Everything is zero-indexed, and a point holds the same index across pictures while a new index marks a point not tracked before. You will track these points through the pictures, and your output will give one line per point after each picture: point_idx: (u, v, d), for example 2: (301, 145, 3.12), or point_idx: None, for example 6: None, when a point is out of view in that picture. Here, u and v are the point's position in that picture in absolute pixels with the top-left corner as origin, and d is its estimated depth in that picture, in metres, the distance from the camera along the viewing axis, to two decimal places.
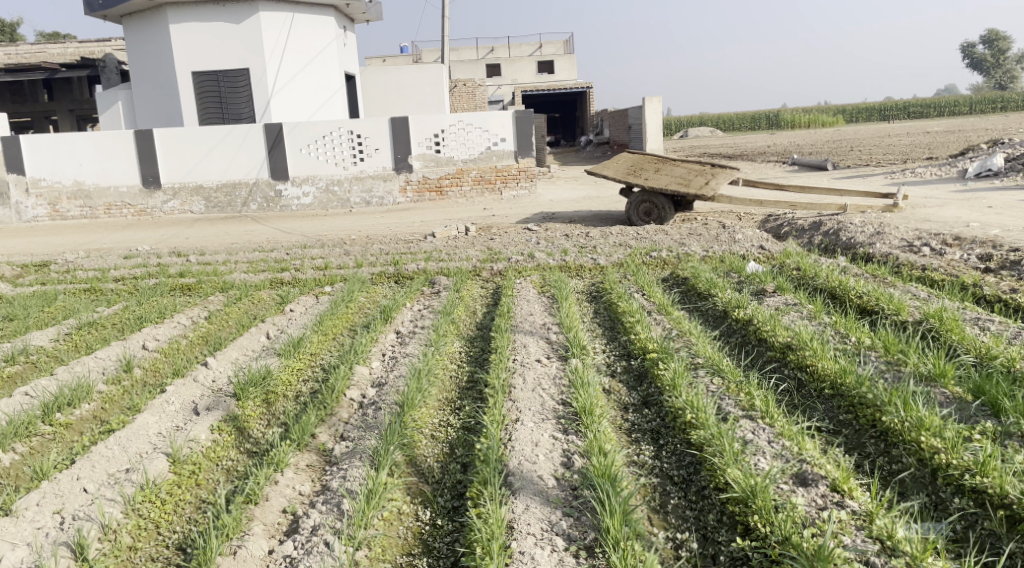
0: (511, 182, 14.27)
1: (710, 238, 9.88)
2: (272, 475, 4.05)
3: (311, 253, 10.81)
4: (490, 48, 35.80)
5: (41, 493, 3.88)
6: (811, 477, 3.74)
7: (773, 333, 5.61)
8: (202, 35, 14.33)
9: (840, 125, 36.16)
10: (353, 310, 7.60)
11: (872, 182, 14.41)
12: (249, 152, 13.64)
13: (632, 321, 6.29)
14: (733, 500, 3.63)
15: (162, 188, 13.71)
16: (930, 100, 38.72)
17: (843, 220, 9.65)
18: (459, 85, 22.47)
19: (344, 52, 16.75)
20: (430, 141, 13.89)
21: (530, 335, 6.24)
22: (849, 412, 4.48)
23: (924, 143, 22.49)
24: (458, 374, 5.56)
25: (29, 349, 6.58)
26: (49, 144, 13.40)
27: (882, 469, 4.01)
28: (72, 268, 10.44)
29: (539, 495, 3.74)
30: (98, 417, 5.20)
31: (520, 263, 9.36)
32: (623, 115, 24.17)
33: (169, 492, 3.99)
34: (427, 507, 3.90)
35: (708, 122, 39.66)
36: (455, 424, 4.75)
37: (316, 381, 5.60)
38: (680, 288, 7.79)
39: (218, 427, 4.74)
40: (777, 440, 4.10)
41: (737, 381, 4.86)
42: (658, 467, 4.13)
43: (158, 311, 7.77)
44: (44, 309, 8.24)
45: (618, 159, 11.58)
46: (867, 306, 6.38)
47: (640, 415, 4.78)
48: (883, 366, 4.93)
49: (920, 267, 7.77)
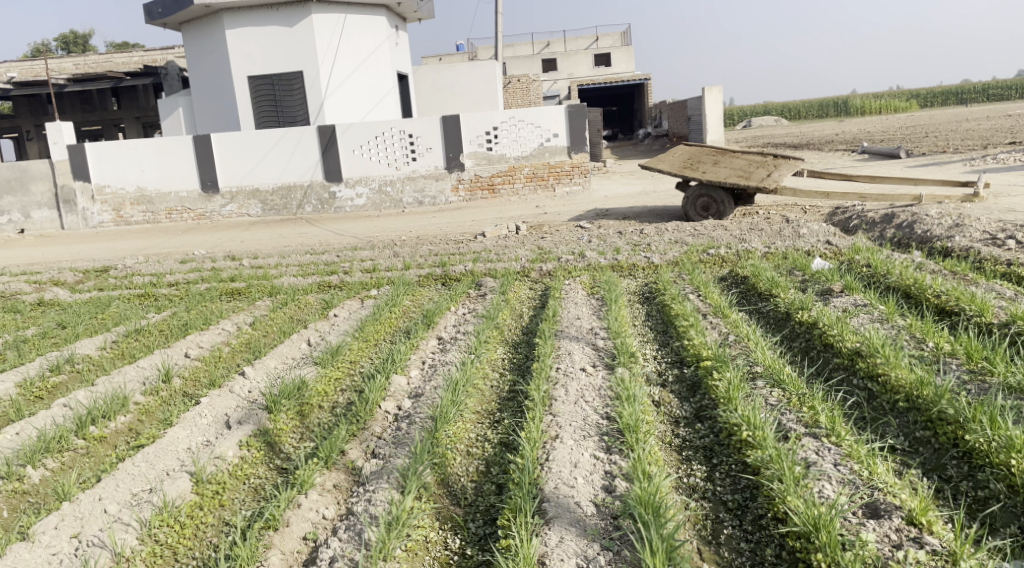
0: (565, 178, 13.89)
1: (772, 233, 9.39)
2: (295, 497, 3.85)
3: (361, 255, 10.66)
4: (545, 42, 35.34)
5: (59, 515, 3.77)
6: (883, 507, 3.33)
7: (841, 337, 5.16)
8: (256, 39, 14.37)
9: (912, 110, 34.67)
10: (398, 314, 7.37)
11: (948, 170, 13.60)
12: (303, 154, 13.63)
13: (686, 325, 5.90)
14: (793, 534, 3.25)
15: (220, 192, 13.82)
16: (1010, 81, 36.80)
17: (917, 211, 9.04)
18: (513, 81, 22.20)
19: (396, 52, 16.65)
20: (482, 138, 13.64)
21: (575, 341, 5.91)
22: (927, 429, 4.05)
23: (1004, 127, 21.29)
24: (498, 384, 5.28)
25: (74, 358, 6.55)
26: (113, 152, 13.66)
27: (967, 496, 3.59)
28: (130, 273, 10.53)
29: (576, 524, 3.43)
30: (133, 430, 5.08)
31: (569, 263, 9.02)
32: (682, 106, 23.54)
33: (189, 515, 3.83)
34: (457, 534, 3.64)
35: (771, 112, 38.60)
36: (492, 440, 4.46)
37: (354, 391, 5.37)
38: (739, 288, 7.34)
39: (246, 443, 4.55)
40: (843, 462, 3.68)
41: (800, 394, 4.44)
42: (710, 491, 3.77)
43: (204, 318, 7.69)
44: (96, 316, 8.25)
45: (673, 152, 11.12)
46: (945, 307, 5.88)
47: (692, 430, 4.42)
48: (965, 377, 4.49)
49: (1005, 262, 7.20)
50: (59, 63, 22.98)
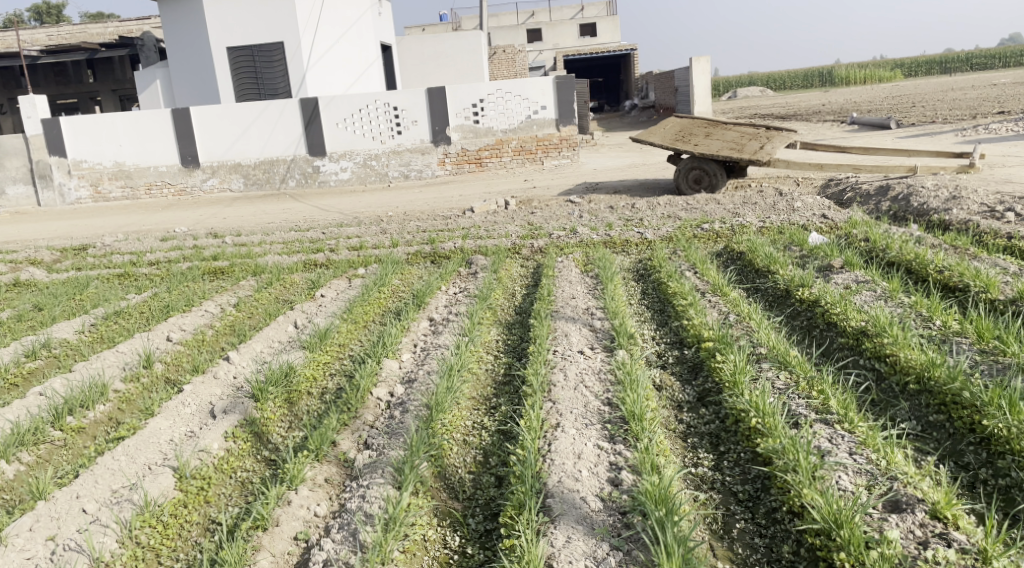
0: (553, 152, 13.63)
1: (766, 207, 9.22)
2: (285, 494, 3.67)
3: (347, 232, 10.39)
4: (530, 12, 34.72)
5: (34, 516, 3.58)
6: (905, 500, 3.20)
7: (845, 316, 5.01)
8: (235, 9, 13.91)
9: (897, 80, 34.50)
10: (387, 294, 7.14)
11: (940, 140, 13.45)
12: (286, 128, 13.28)
13: (685, 304, 5.71)
14: (812, 531, 3.12)
15: (201, 167, 13.46)
16: (995, 50, 36.59)
17: (913, 183, 8.88)
18: (498, 52, 21.80)
19: (378, 22, 16.21)
20: (468, 111, 13.33)
21: (572, 322, 5.71)
22: (940, 412, 3.92)
23: (992, 96, 21.15)
24: (493, 368, 5.09)
25: (50, 342, 6.28)
26: (88, 126, 13.22)
27: (987, 485, 3.47)
28: (109, 252, 10.21)
29: (583, 522, 3.28)
30: (113, 419, 4.86)
31: (561, 239, 8.81)
32: (669, 77, 23.21)
33: (172, 514, 3.65)
34: (456, 531, 3.49)
35: (757, 82, 38.30)
36: (489, 428, 4.28)
37: (343, 376, 5.16)
38: (736, 264, 7.18)
39: (232, 434, 4.33)
40: (859, 450, 3.54)
41: (809, 377, 4.27)
42: (719, 481, 3.63)
43: (186, 299, 7.42)
44: (74, 297, 7.95)
45: (665, 123, 10.87)
46: (949, 283, 5.74)
47: (696, 415, 4.26)
48: (977, 357, 4.35)
49: (1005, 235, 7.07)
50: (31, 34, 22.29)
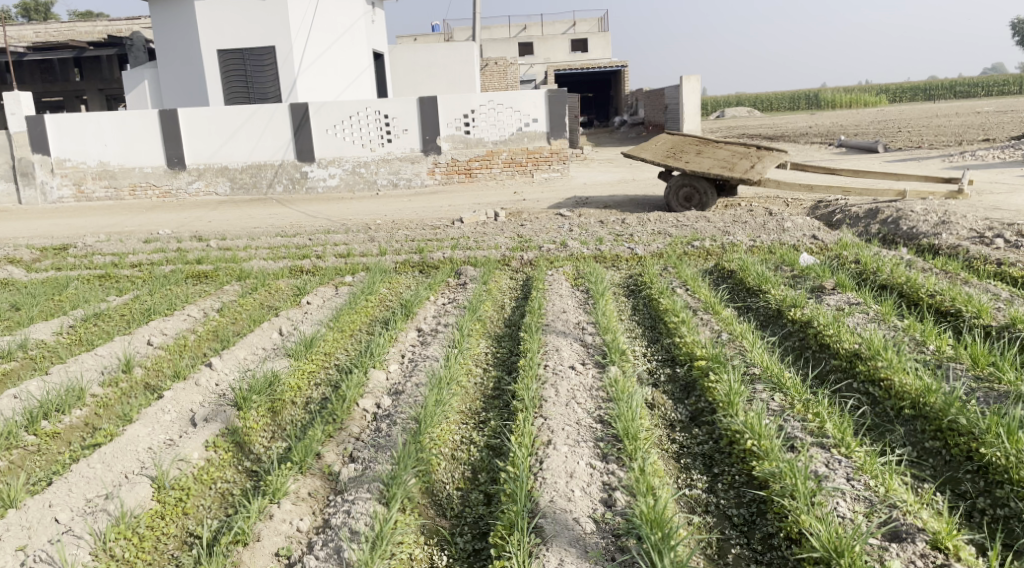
0: (543, 165, 13.58)
1: (756, 226, 9.20)
2: (267, 507, 3.55)
3: (334, 239, 10.28)
4: (522, 26, 34.84)
5: (3, 525, 3.44)
6: (905, 530, 3.17)
7: (838, 338, 4.96)
8: (228, 12, 13.78)
9: (883, 105, 34.92)
10: (374, 303, 7.02)
11: (927, 165, 13.55)
12: (275, 132, 13.15)
13: (677, 321, 5.64)
14: (810, 559, 3.07)
15: (187, 169, 13.30)
16: (978, 78, 37.08)
17: (903, 207, 8.90)
18: (490, 64, 21.80)
19: (371, 30, 16.16)
20: (459, 121, 13.27)
21: (562, 337, 5.62)
22: (936, 439, 3.88)
23: (976, 124, 21.40)
24: (483, 381, 5.00)
25: (27, 343, 6.11)
26: (74, 124, 13.03)
27: (985, 515, 3.44)
28: (90, 252, 10.02)
29: (576, 544, 3.21)
30: (89, 425, 4.71)
31: (551, 252, 8.74)
32: (659, 94, 23.29)
33: (149, 526, 3.53)
34: (444, 550, 3.39)
35: (745, 102, 38.64)
36: (478, 442, 4.19)
37: (329, 386, 5.04)
38: (727, 282, 7.13)
39: (213, 443, 4.21)
40: (857, 477, 3.49)
41: (804, 400, 4.21)
42: (714, 504, 3.56)
43: (168, 302, 7.27)
44: (52, 298, 7.77)
45: (656, 140, 10.85)
46: (942, 307, 5.72)
47: (689, 435, 4.18)
48: (972, 384, 4.32)
49: (995, 261, 7.08)
50: (19, 31, 22.06)
